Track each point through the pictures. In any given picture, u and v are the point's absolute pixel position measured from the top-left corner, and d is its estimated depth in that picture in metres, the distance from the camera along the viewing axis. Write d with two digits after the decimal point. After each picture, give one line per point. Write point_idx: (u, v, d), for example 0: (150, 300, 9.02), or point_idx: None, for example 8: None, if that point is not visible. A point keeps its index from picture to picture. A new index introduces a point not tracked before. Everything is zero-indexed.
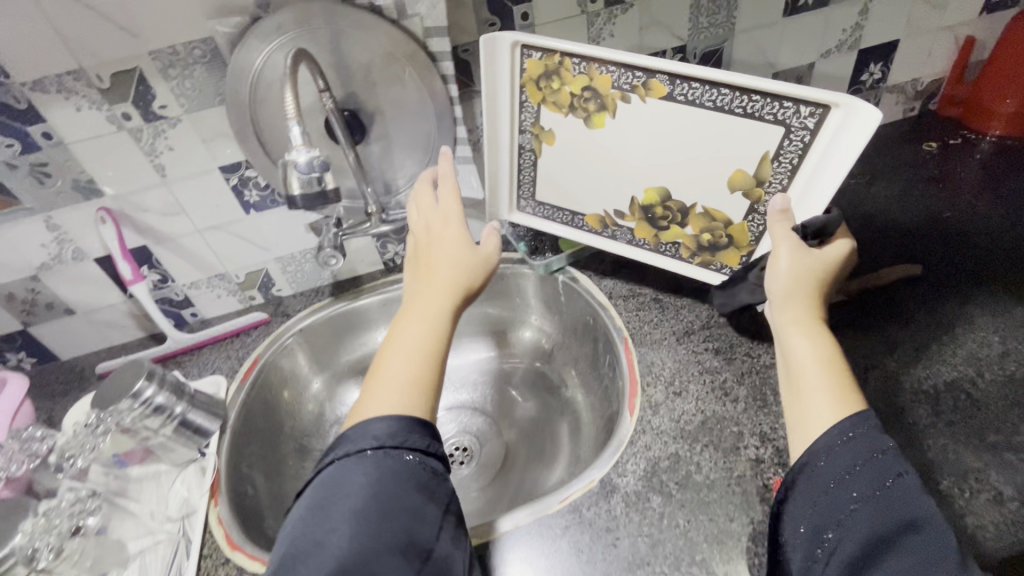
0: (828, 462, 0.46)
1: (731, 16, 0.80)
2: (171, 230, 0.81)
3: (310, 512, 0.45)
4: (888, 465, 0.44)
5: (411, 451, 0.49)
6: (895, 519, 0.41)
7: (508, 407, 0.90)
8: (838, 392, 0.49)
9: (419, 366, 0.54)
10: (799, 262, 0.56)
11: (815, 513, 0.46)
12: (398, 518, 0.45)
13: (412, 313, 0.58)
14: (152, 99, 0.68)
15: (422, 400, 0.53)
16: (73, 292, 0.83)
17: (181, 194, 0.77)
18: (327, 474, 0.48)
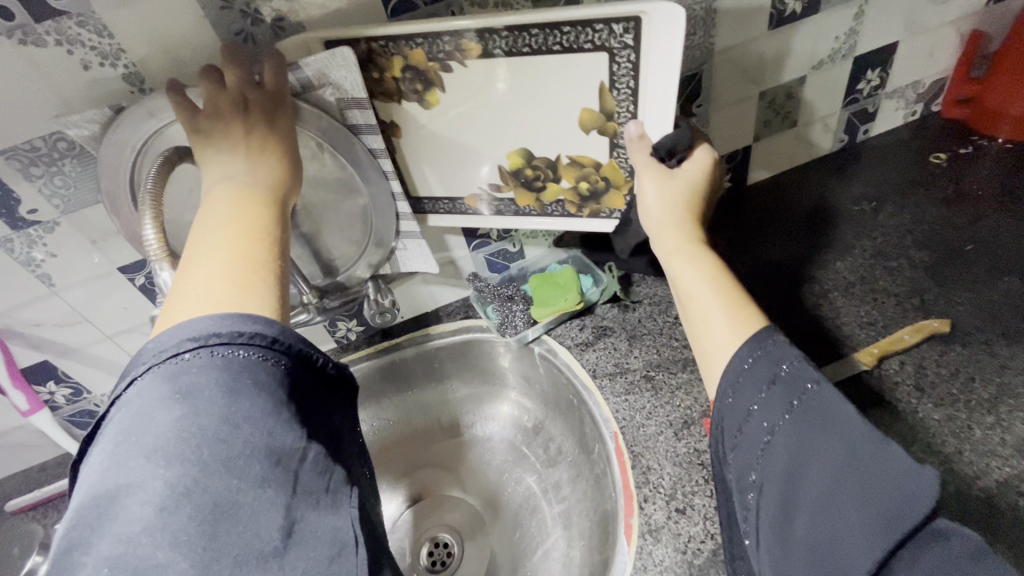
0: (736, 397, 0.46)
1: (708, 35, 0.69)
2: (74, 340, 0.69)
3: (113, 444, 0.34)
4: (802, 372, 0.45)
5: (246, 343, 0.37)
6: (816, 437, 0.41)
7: (492, 495, 0.81)
8: (732, 308, 0.50)
9: (238, 236, 0.42)
10: (666, 188, 0.57)
11: (739, 455, 0.45)
12: (245, 422, 0.36)
13: (228, 195, 0.45)
14: (17, 204, 0.56)
15: (255, 272, 0.41)
16: None
17: (78, 301, 0.65)
18: (130, 399, 0.35)
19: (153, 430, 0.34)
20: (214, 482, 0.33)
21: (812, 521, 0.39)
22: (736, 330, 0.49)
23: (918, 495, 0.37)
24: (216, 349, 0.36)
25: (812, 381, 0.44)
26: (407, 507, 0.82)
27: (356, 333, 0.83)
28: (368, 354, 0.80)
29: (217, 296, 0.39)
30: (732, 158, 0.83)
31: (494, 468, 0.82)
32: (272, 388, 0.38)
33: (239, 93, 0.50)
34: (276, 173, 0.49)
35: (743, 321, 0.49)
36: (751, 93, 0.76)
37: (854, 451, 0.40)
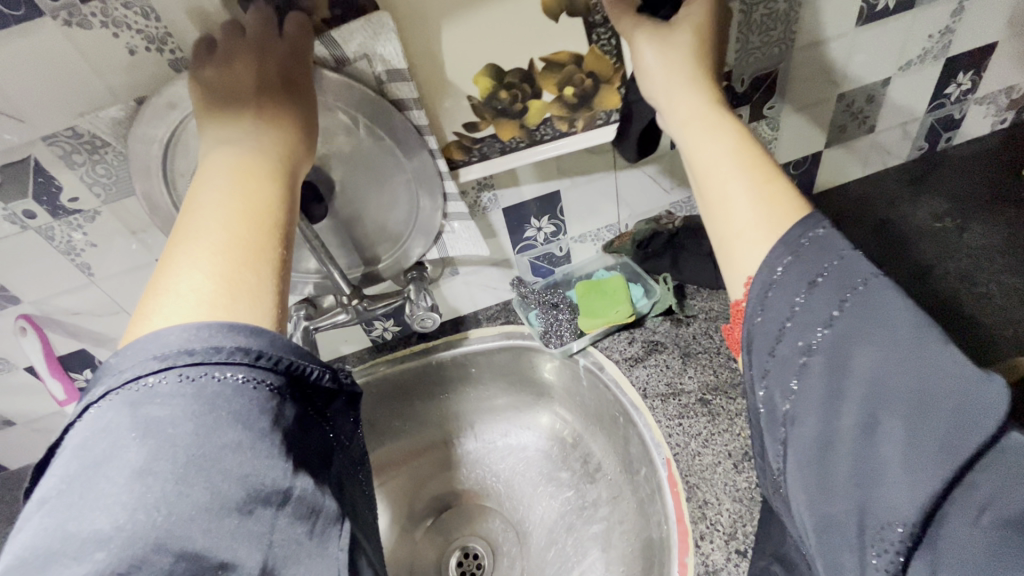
0: (766, 315, 0.39)
1: (790, 30, 0.63)
2: (111, 330, 0.67)
3: (64, 483, 0.30)
4: (851, 268, 0.37)
5: (222, 364, 0.34)
6: (862, 352, 0.34)
7: (527, 506, 0.79)
8: (761, 194, 0.42)
9: (240, 224, 0.38)
10: (670, 50, 0.48)
11: (775, 376, 0.38)
12: (220, 456, 0.32)
13: (225, 169, 0.40)
14: (58, 192, 0.54)
15: (255, 260, 0.37)
16: (8, 404, 0.71)
17: (115, 292, 0.64)
18: (87, 428, 0.32)
19: (109, 467, 0.30)
20: (182, 533, 0.30)
21: (860, 450, 0.32)
22: (774, 220, 0.40)
23: (993, 410, 0.30)
24: (187, 373, 0.33)
25: (857, 282, 0.36)
26: (439, 513, 0.81)
27: (392, 332, 0.80)
28: (405, 354, 0.79)
29: (209, 300, 0.35)
30: (800, 164, 0.77)
31: (529, 479, 0.80)
32: (253, 415, 0.35)
33: (260, 45, 0.46)
34: (283, 140, 0.43)
35: (776, 219, 0.40)
36: (828, 95, 0.70)
37: (910, 356, 0.32)
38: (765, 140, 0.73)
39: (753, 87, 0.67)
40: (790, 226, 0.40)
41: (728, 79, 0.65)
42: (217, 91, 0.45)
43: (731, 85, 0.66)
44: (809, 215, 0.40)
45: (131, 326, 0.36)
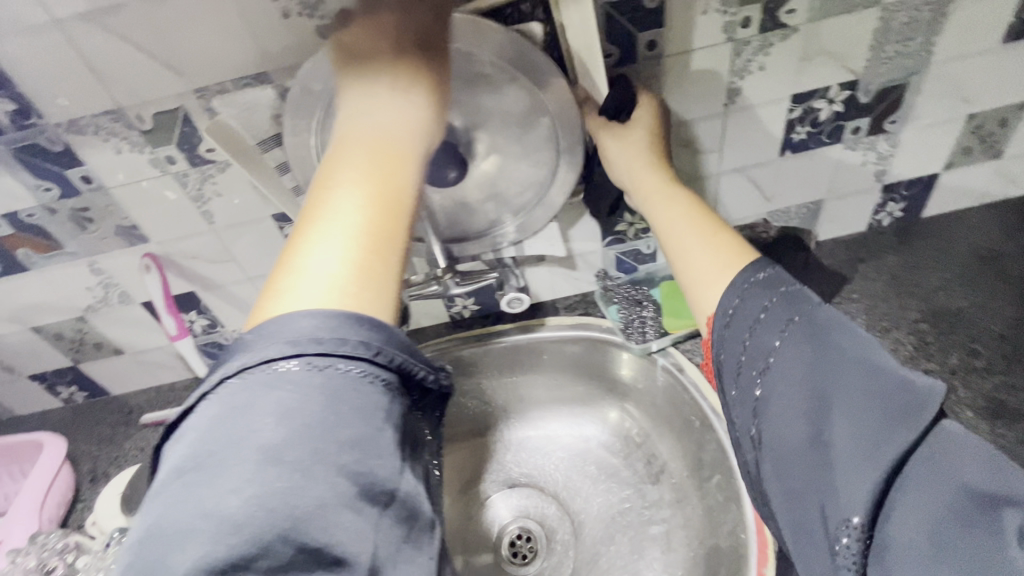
0: (728, 352, 0.47)
1: (929, 41, 0.60)
2: (220, 277, 0.72)
3: (194, 459, 0.30)
4: (785, 305, 0.45)
5: (347, 357, 0.33)
6: (814, 378, 0.41)
7: (586, 499, 0.78)
8: (723, 247, 0.52)
9: (373, 211, 0.36)
10: (628, 142, 0.58)
11: (743, 401, 0.45)
12: (341, 450, 0.31)
13: (360, 147, 0.39)
14: (198, 142, 0.58)
15: (382, 251, 0.36)
16: (121, 333, 0.77)
17: (230, 241, 0.68)
18: (218, 404, 0.32)
19: (238, 449, 0.29)
20: (303, 525, 0.28)
21: (815, 465, 0.39)
22: (724, 267, 0.51)
23: (921, 412, 0.37)
24: (315, 360, 0.32)
25: (786, 313, 0.44)
26: (498, 490, 0.81)
27: (471, 310, 0.82)
28: (480, 333, 0.80)
29: (340, 287, 0.34)
30: (912, 185, 0.74)
31: (589, 472, 0.79)
32: (371, 411, 0.33)
33: (395, 23, 0.44)
34: (417, 120, 0.41)
35: (727, 262, 0.51)
36: (958, 113, 0.67)
37: (845, 378, 0.40)
38: (880, 156, 0.70)
39: (878, 100, 0.64)
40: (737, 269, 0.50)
41: (853, 88, 0.63)
42: (350, 70, 0.44)
43: (856, 95, 0.63)
44: (756, 260, 0.50)
45: (261, 302, 0.35)
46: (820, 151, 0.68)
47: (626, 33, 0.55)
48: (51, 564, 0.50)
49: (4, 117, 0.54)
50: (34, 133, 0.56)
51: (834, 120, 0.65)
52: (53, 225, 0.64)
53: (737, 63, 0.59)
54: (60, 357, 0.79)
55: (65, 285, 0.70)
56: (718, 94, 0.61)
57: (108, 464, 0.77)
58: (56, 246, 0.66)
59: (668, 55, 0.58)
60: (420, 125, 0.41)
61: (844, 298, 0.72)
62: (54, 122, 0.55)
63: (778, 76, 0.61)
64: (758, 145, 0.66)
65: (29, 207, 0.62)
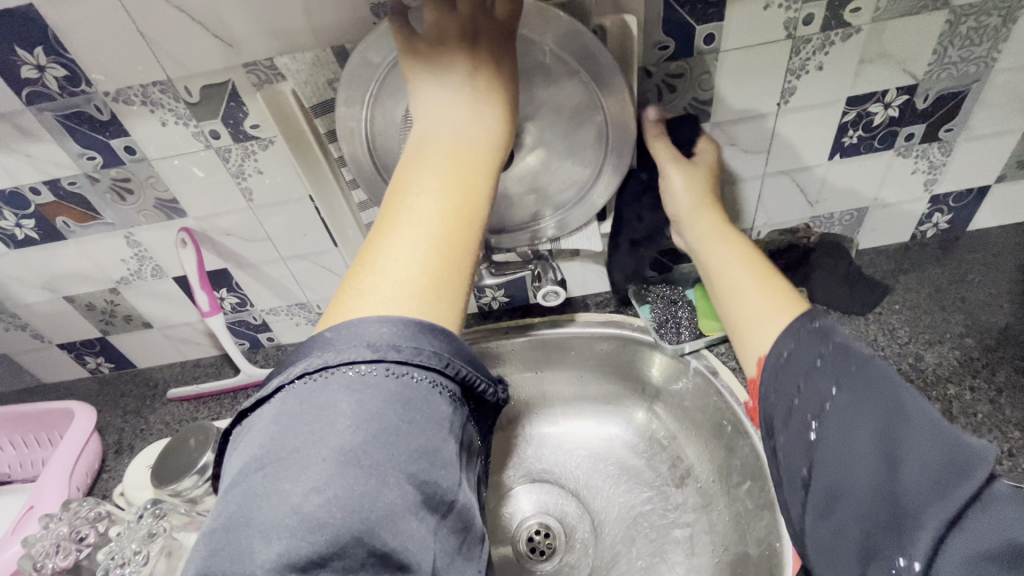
0: (777, 392, 0.46)
1: (996, 47, 0.58)
2: (254, 256, 0.72)
3: (270, 453, 0.30)
4: (842, 349, 0.44)
5: (420, 366, 0.33)
6: (853, 413, 0.39)
7: (607, 499, 0.77)
8: (772, 293, 0.53)
9: (451, 217, 0.36)
10: (691, 180, 0.62)
11: (795, 436, 0.43)
12: (413, 459, 0.31)
13: (439, 157, 0.38)
14: (243, 117, 0.58)
15: (457, 260, 0.35)
16: (151, 307, 0.77)
17: (266, 220, 0.68)
18: (297, 399, 0.32)
19: (315, 449, 0.29)
20: (377, 530, 0.29)
21: (847, 501, 0.37)
22: (774, 314, 0.51)
23: (978, 467, 0.32)
24: (391, 366, 0.32)
25: (830, 350, 0.44)
26: (519, 486, 0.80)
27: (500, 302, 0.82)
28: (508, 327, 0.79)
29: (417, 295, 0.34)
30: (962, 196, 0.72)
31: (612, 472, 0.78)
32: (439, 420, 0.33)
33: (470, 28, 0.44)
34: (490, 133, 0.41)
35: (780, 310, 0.51)
36: (1017, 124, 0.65)
37: (879, 415, 0.38)
38: (932, 165, 0.68)
39: (935, 106, 0.62)
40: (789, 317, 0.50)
41: (911, 93, 0.61)
42: (428, 73, 0.43)
43: (913, 100, 0.62)
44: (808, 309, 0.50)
45: (337, 303, 0.35)
46: (870, 157, 0.67)
47: (684, 26, 0.54)
48: (83, 532, 0.49)
49: (53, 83, 0.54)
50: (82, 100, 0.56)
51: (888, 126, 0.64)
52: (93, 195, 0.64)
53: (794, 62, 0.57)
54: (89, 327, 0.79)
55: (100, 256, 0.70)
56: (771, 93, 0.60)
57: (133, 435, 0.77)
58: (94, 216, 0.66)
59: (724, 50, 0.56)
60: (496, 136, 0.41)
61: (885, 309, 0.71)
62: (102, 90, 0.55)
63: (836, 77, 0.59)
64: (806, 147, 0.65)
65: (70, 175, 0.62)
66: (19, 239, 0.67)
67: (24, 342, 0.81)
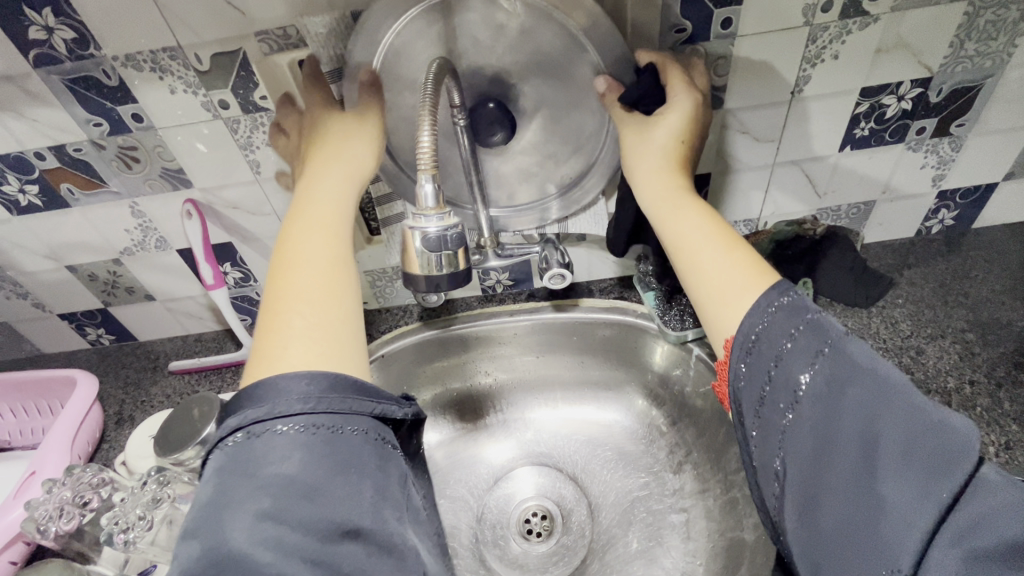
0: (748, 379, 0.41)
1: (1012, 42, 0.58)
2: (260, 230, 0.71)
3: (202, 517, 0.33)
4: (812, 333, 0.39)
5: (333, 415, 0.38)
6: (831, 391, 0.36)
7: (606, 484, 0.77)
8: (741, 259, 0.45)
9: (335, 276, 0.44)
10: (643, 140, 0.52)
11: (767, 433, 0.39)
12: (341, 496, 0.35)
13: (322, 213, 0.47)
14: (254, 87, 0.57)
15: (351, 308, 0.43)
16: (154, 280, 0.77)
17: (274, 194, 0.67)
18: (227, 463, 0.36)
19: (254, 499, 0.33)
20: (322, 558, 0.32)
21: (830, 489, 0.35)
22: (741, 285, 0.44)
23: (963, 460, 0.32)
24: (308, 419, 0.37)
25: (799, 325, 0.40)
26: (518, 469, 0.81)
27: (504, 285, 0.82)
28: (511, 310, 0.79)
29: (323, 342, 0.41)
30: (969, 193, 0.72)
31: (611, 457, 0.79)
32: (360, 458, 0.38)
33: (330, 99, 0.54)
34: (328, 175, 0.48)
35: (750, 281, 0.44)
36: None
37: (857, 393, 0.35)
38: (941, 160, 0.68)
39: (948, 101, 0.62)
40: (757, 290, 0.43)
41: (925, 86, 0.61)
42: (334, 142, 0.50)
43: (926, 94, 0.62)
44: (779, 282, 0.43)
45: (255, 362, 0.40)
46: (881, 150, 0.66)
47: (703, 8, 0.54)
48: (87, 497, 0.49)
49: (62, 45, 0.53)
50: (89, 64, 0.55)
51: (901, 119, 0.63)
52: (98, 162, 0.63)
53: (811, 50, 0.57)
54: (91, 298, 0.79)
55: (104, 225, 0.70)
56: (785, 80, 0.59)
57: (134, 407, 0.77)
58: (99, 185, 0.65)
59: (741, 35, 0.56)
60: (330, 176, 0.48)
61: (888, 302, 0.71)
62: (111, 55, 0.54)
63: (851, 66, 0.59)
64: (818, 138, 0.65)
65: (77, 141, 0.61)
66: (22, 205, 0.67)
67: (24, 311, 0.81)
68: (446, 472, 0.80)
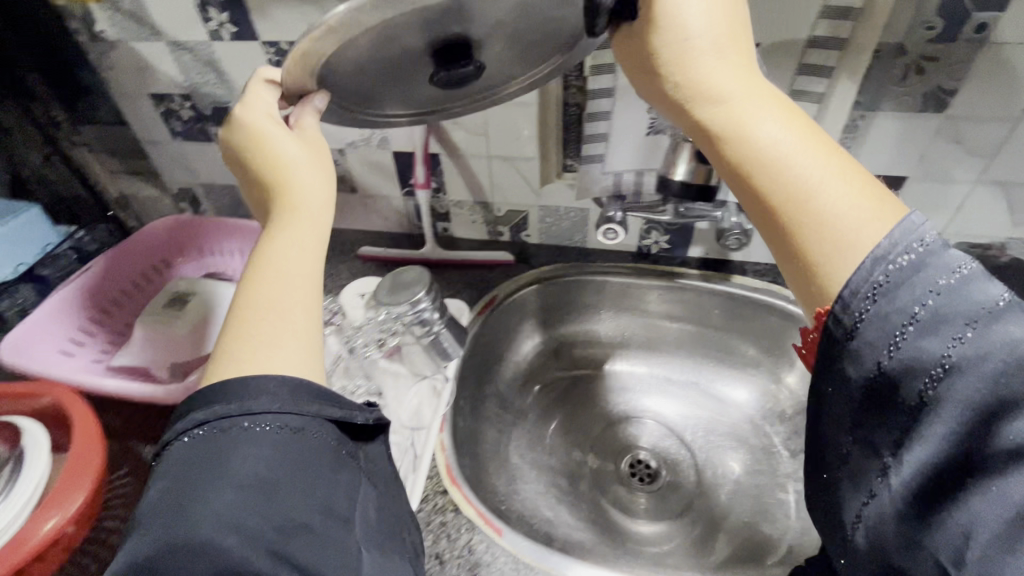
0: (852, 364, 0.35)
1: None
2: (467, 148, 0.81)
3: (160, 505, 0.33)
4: (959, 300, 0.32)
5: (298, 415, 0.38)
6: (974, 402, 0.30)
7: (718, 452, 0.81)
8: (854, 190, 0.38)
9: (287, 286, 0.43)
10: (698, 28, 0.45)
11: (872, 430, 0.35)
12: (307, 490, 0.36)
13: (295, 215, 0.46)
14: None
15: (307, 297, 0.44)
16: (363, 175, 0.89)
17: (492, 117, 0.76)
18: (196, 446, 0.36)
19: (224, 486, 0.33)
20: (289, 545, 0.33)
21: (951, 504, 0.31)
22: (844, 223, 0.36)
23: None
24: (278, 419, 0.37)
25: (928, 298, 0.33)
26: (633, 421, 0.86)
27: (660, 249, 0.87)
28: (659, 275, 0.84)
29: (275, 349, 0.40)
30: None
31: (728, 429, 0.83)
32: (323, 454, 0.38)
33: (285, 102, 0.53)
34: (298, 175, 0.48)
35: (849, 222, 0.36)
36: None
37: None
38: None
39: None
40: (881, 226, 0.35)
41: None
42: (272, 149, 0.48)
43: None
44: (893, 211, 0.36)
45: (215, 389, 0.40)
46: None
47: (964, 10, 0.55)
48: None
49: None
50: None
51: None
52: None
53: None
54: None
55: None
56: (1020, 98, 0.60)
57: (323, 278, 0.91)
58: None
59: (991, 43, 0.56)
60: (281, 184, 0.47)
61: None
62: None
63: None
64: None
65: None
66: None
67: None
68: (568, 401, 0.88)
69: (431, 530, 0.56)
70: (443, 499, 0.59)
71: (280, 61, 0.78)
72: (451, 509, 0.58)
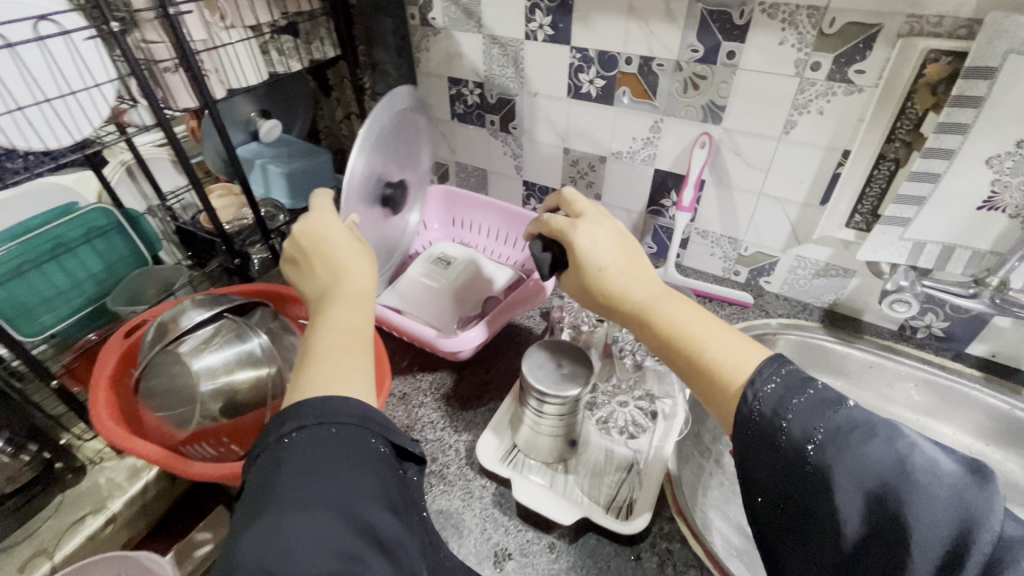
0: (756, 473, 0.36)
1: None
2: (739, 181, 0.79)
3: (265, 502, 0.33)
4: (803, 422, 0.34)
5: (364, 419, 0.38)
6: (834, 475, 0.31)
7: None
8: (735, 336, 0.42)
9: (345, 337, 0.44)
10: (594, 245, 0.51)
11: (788, 537, 0.34)
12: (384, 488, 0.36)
13: (351, 289, 0.48)
14: (858, 60, 0.62)
15: (360, 350, 0.44)
16: (616, 185, 0.92)
17: (782, 154, 0.73)
18: (283, 450, 0.35)
19: (322, 485, 0.33)
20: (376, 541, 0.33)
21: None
22: (735, 361, 0.39)
23: (982, 512, 0.28)
24: (353, 421, 0.37)
25: (787, 415, 0.35)
26: None
27: (927, 334, 0.78)
28: (925, 360, 0.75)
29: (337, 380, 0.40)
30: None
31: None
32: (386, 462, 0.38)
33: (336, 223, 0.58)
34: (351, 254, 0.50)
35: (740, 360, 0.39)
36: None
37: (868, 462, 0.31)
38: None
39: None
40: (762, 359, 0.39)
41: None
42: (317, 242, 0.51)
43: None
44: (768, 352, 0.39)
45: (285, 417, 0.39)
46: None
47: None
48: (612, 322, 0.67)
49: None
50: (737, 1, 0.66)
51: None
52: (666, 79, 0.76)
53: None
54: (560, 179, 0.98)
55: (621, 129, 0.85)
56: None
57: None
58: (647, 96, 0.80)
59: None
60: (331, 265, 0.49)
61: None
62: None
63: None
64: None
65: (665, 59, 0.75)
66: (580, 91, 0.85)
67: (507, 167, 1.04)
68: None
69: (657, 553, 0.54)
70: (670, 526, 0.57)
71: (581, 67, 0.83)
72: (677, 539, 0.56)
